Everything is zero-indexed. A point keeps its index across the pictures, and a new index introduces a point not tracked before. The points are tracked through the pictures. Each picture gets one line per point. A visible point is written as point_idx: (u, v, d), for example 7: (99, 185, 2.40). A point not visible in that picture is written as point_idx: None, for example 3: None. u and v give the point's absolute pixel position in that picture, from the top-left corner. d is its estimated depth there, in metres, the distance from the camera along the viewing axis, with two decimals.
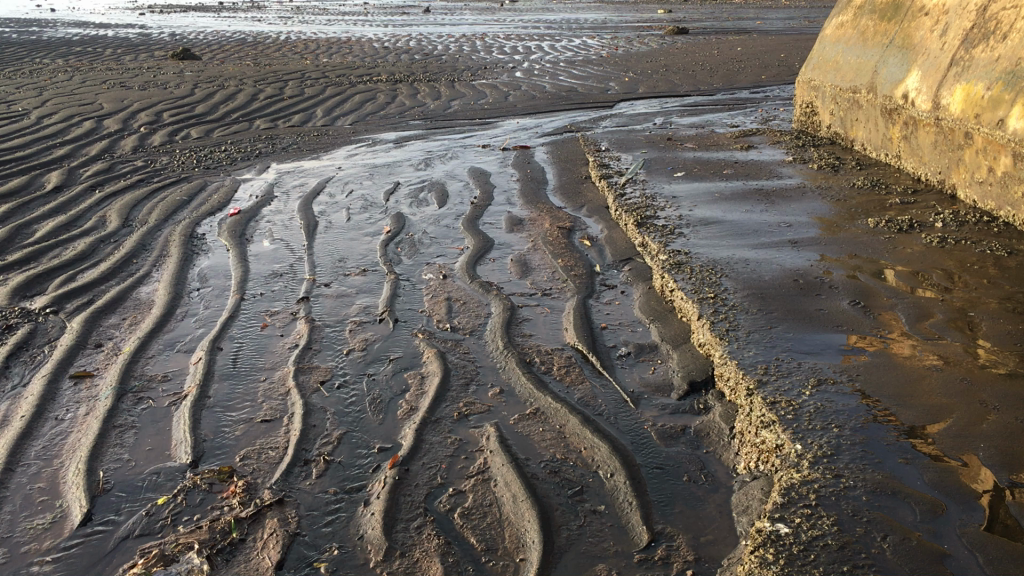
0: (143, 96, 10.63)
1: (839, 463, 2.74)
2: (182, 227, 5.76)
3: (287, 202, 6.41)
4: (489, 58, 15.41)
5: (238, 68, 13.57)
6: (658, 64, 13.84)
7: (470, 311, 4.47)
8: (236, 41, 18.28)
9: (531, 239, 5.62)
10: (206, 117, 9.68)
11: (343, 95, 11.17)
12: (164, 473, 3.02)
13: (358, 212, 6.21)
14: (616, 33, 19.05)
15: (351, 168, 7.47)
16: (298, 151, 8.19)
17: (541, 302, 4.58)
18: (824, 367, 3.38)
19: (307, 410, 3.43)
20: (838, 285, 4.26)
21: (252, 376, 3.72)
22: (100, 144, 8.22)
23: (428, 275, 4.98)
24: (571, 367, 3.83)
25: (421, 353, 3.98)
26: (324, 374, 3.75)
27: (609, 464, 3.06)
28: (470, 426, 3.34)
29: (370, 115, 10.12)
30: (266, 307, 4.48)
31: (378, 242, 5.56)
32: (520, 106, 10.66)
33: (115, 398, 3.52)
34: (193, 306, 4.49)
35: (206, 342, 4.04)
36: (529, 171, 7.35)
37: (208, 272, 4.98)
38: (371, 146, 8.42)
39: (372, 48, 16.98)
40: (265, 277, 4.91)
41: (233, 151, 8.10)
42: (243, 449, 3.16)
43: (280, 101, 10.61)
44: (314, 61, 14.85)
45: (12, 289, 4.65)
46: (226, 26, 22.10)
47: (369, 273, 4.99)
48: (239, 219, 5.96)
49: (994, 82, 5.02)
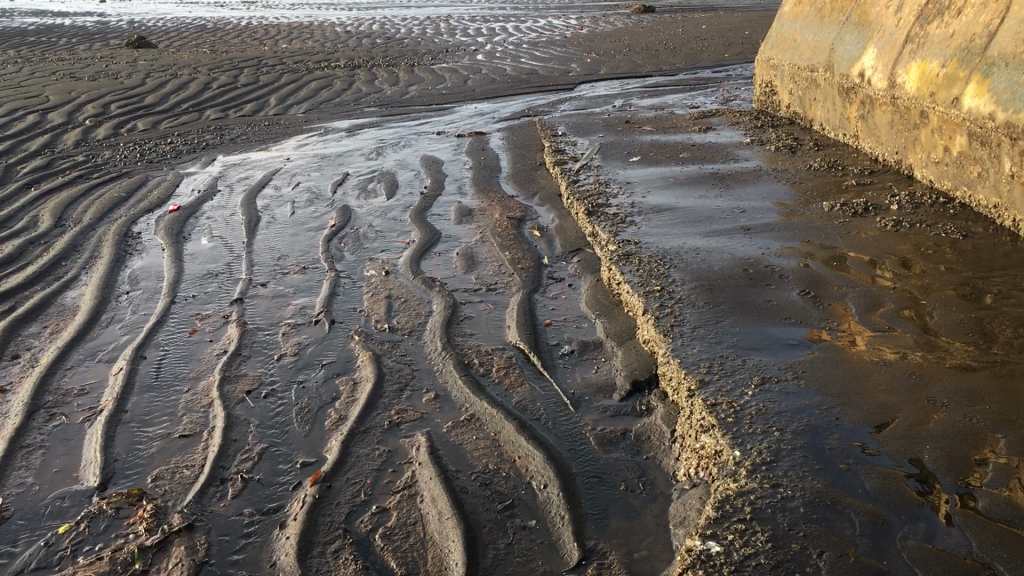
0: (92, 86, 10.34)
1: (778, 471, 2.59)
2: (117, 226, 5.54)
3: (231, 196, 6.20)
4: (452, 41, 15.17)
5: (192, 56, 13.29)
6: (622, 44, 13.66)
7: (410, 309, 4.29)
8: (194, 27, 17.91)
9: (479, 230, 5.45)
10: (155, 109, 9.40)
11: (298, 81, 10.92)
12: (70, 498, 2.84)
13: (303, 206, 6.00)
14: (583, 13, 18.79)
15: (300, 159, 7.26)
16: (247, 142, 7.96)
17: (484, 298, 4.41)
18: (768, 363, 3.24)
19: (228, 423, 3.24)
20: (788, 273, 4.12)
21: (174, 386, 3.53)
22: (41, 139, 7.93)
23: (371, 272, 4.80)
24: (510, 369, 3.66)
25: (355, 357, 3.80)
26: (251, 382, 3.56)
27: (543, 474, 2.91)
28: (400, 436, 3.18)
29: (325, 102, 9.88)
30: (196, 310, 4.28)
31: (322, 237, 5.37)
32: (479, 91, 10.45)
33: (25, 417, 3.32)
34: (119, 312, 4.28)
35: (129, 350, 3.84)
36: (482, 158, 7.18)
37: (140, 273, 4.78)
38: (323, 135, 8.20)
39: (334, 32, 16.68)
40: (199, 277, 4.71)
41: (179, 143, 7.85)
42: (157, 468, 2.98)
43: (233, 90, 10.35)
44: (273, 47, 14.54)
45: None
46: (187, 12, 21.64)
47: (309, 271, 4.80)
48: (178, 215, 5.74)
49: (949, 59, 4.89)
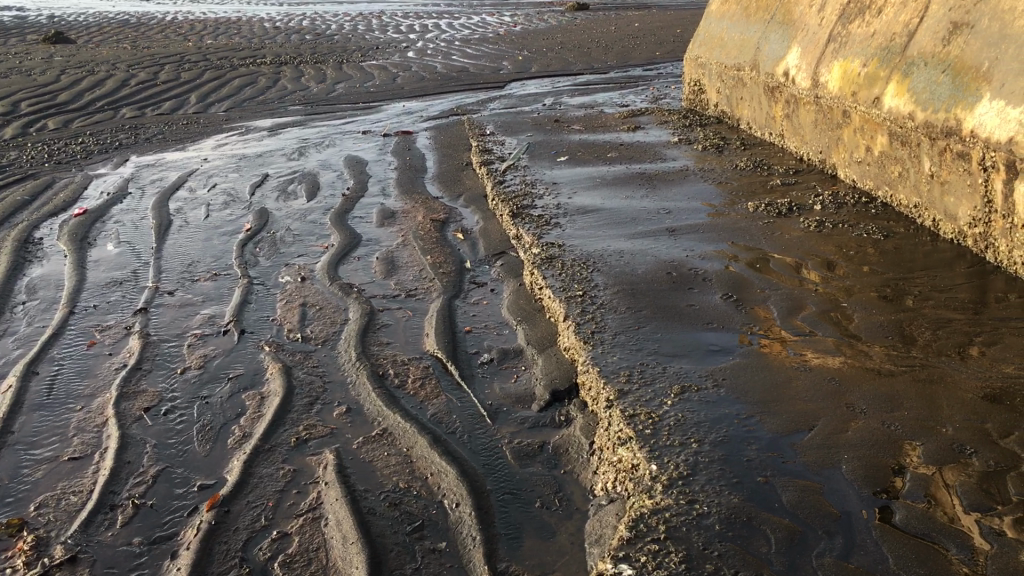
0: (2, 83, 9.90)
1: (695, 485, 2.50)
2: (18, 231, 5.26)
3: (142, 199, 5.94)
4: (383, 37, 14.93)
5: (112, 52, 12.85)
6: (554, 42, 13.58)
7: (325, 317, 4.12)
8: (117, 21, 17.37)
9: (401, 233, 5.30)
10: (69, 106, 9.03)
11: (222, 78, 10.60)
12: None
13: (218, 209, 5.77)
14: (516, 10, 18.67)
15: (218, 159, 7.01)
16: (163, 142, 7.68)
17: (403, 304, 4.26)
18: (689, 371, 3.15)
19: (123, 444, 3.05)
20: (712, 276, 4.06)
21: (66, 404, 3.32)
22: None
23: (286, 278, 4.62)
24: (427, 380, 3.52)
25: (264, 370, 3.62)
26: (150, 399, 3.37)
27: (456, 492, 2.78)
28: (307, 454, 3.02)
29: (248, 100, 9.61)
30: (97, 321, 4.05)
31: (236, 242, 5.16)
32: (408, 89, 10.27)
33: None
34: (13, 324, 4.03)
35: (20, 366, 3.61)
36: (408, 159, 7.02)
37: (38, 282, 4.52)
38: (244, 135, 7.95)
39: (262, 28, 16.30)
40: (102, 286, 4.47)
41: (92, 143, 7.53)
42: (41, 495, 2.79)
43: (152, 87, 10.02)
44: (198, 42, 14.16)
45: None
46: (110, 5, 21.02)
47: (221, 278, 4.60)
48: (84, 220, 5.48)
49: (870, 58, 4.89)
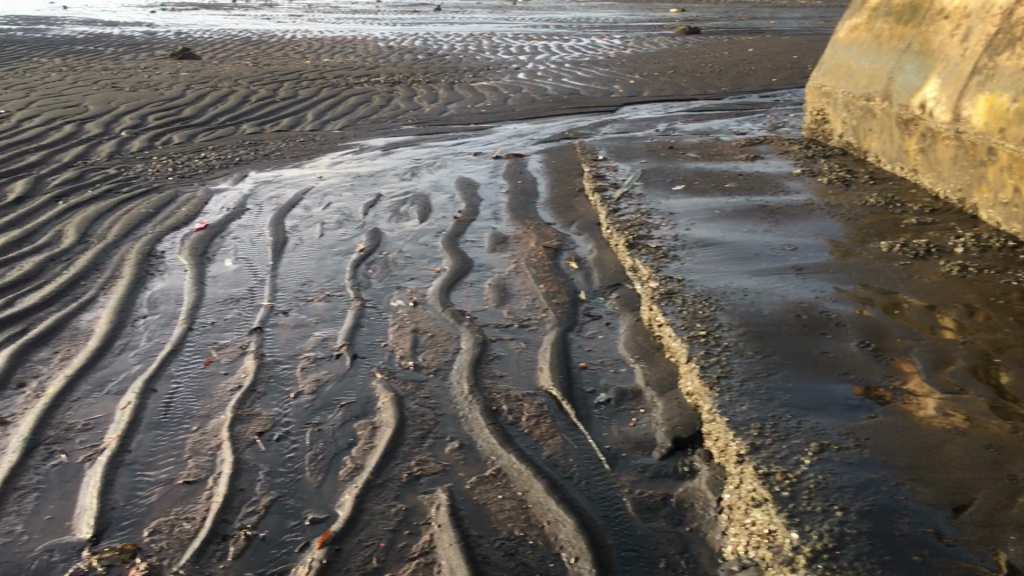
0: (131, 97, 10.25)
1: (842, 562, 2.33)
2: (142, 244, 5.37)
3: (259, 215, 6.01)
4: (494, 58, 14.99)
5: (234, 68, 13.20)
6: (666, 65, 13.39)
7: (437, 346, 4.04)
8: (240, 39, 17.92)
9: (513, 259, 5.20)
10: (192, 121, 9.28)
11: (337, 97, 10.76)
12: (59, 552, 2.62)
13: (332, 228, 5.79)
14: (627, 33, 18.52)
15: (333, 177, 7.07)
16: (280, 158, 7.79)
17: (516, 335, 4.15)
18: (827, 427, 2.94)
19: (236, 470, 3.02)
20: (846, 321, 3.82)
21: (182, 425, 3.31)
22: (75, 150, 7.80)
23: (398, 302, 4.56)
24: (541, 418, 3.40)
25: (376, 398, 3.55)
26: (263, 423, 3.33)
27: (574, 545, 2.64)
28: (419, 492, 2.93)
29: (363, 119, 9.71)
30: (214, 339, 4.06)
31: (349, 262, 5.15)
32: (519, 110, 10.23)
33: (23, 453, 3.09)
34: (133, 338, 4.07)
35: (139, 382, 3.63)
36: (520, 182, 6.94)
37: (159, 296, 4.57)
38: (358, 154, 8.01)
39: (377, 47, 16.58)
40: (219, 303, 4.50)
41: (213, 158, 7.69)
42: (155, 520, 2.76)
43: (271, 104, 10.23)
44: (316, 61, 14.45)
45: None
46: (234, 23, 21.73)
47: (334, 299, 4.58)
48: (204, 235, 5.56)
49: (1021, 93, 4.60)
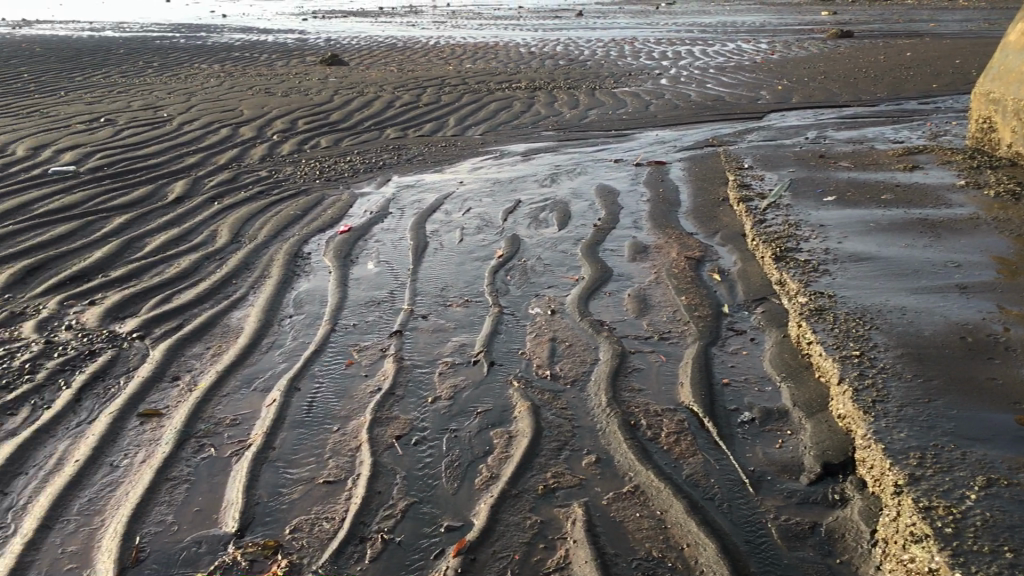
0: (284, 102, 10.66)
1: None
2: (290, 245, 5.54)
3: (401, 219, 6.11)
4: (637, 64, 14.84)
5: (381, 74, 13.55)
6: (816, 71, 12.93)
7: (575, 356, 3.98)
8: (387, 45, 18.41)
9: (654, 270, 5.09)
10: (340, 125, 9.55)
11: (480, 102, 10.87)
12: (205, 544, 2.70)
13: (472, 233, 5.82)
14: (774, 37, 18.00)
15: (473, 183, 7.12)
16: (423, 163, 7.91)
17: (656, 348, 4.05)
18: (996, 460, 2.72)
19: (374, 472, 3.05)
20: (1017, 346, 3.54)
21: (324, 425, 3.37)
22: (231, 152, 8.16)
23: (536, 310, 4.53)
24: (682, 435, 3.29)
25: (512, 407, 3.52)
26: (402, 427, 3.36)
27: (715, 571, 2.53)
28: (555, 505, 2.87)
29: (503, 124, 9.77)
30: (356, 341, 4.13)
31: (488, 268, 5.16)
32: (662, 117, 10.07)
33: (175, 445, 3.21)
34: (280, 336, 4.18)
35: (285, 380, 3.72)
36: (661, 190, 6.81)
37: (305, 297, 4.70)
38: (499, 159, 8.06)
39: (519, 53, 16.70)
40: (361, 305, 4.58)
41: (359, 162, 7.89)
42: (296, 518, 2.81)
43: (415, 109, 10.43)
44: (459, 67, 14.67)
45: (105, 309, 4.41)
46: (381, 30, 22.34)
47: (472, 305, 4.59)
48: (348, 237, 5.69)
49: None
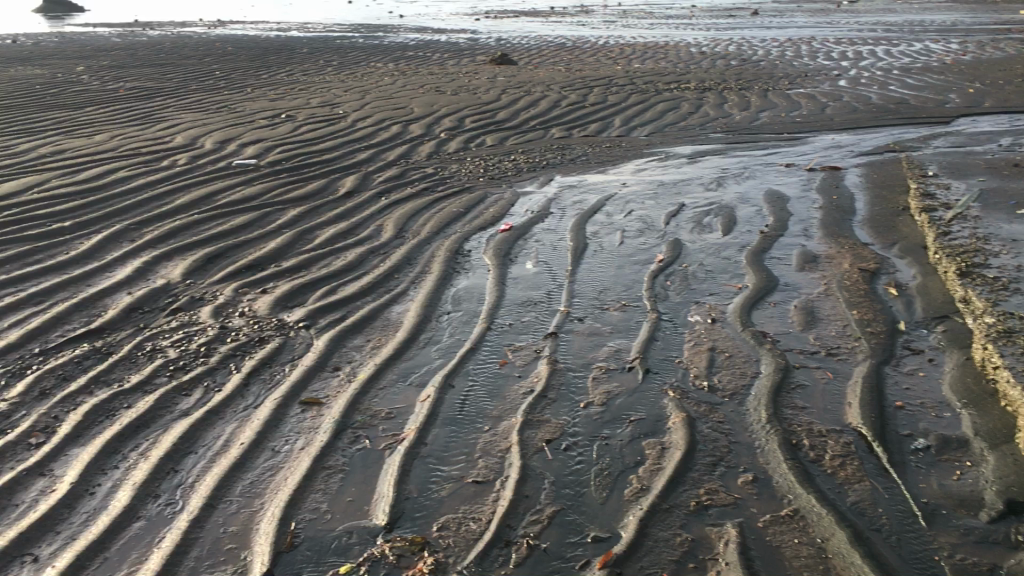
0: (453, 100, 10.87)
1: None
2: (452, 241, 5.61)
3: (562, 220, 6.08)
4: (813, 64, 14.27)
5: (548, 73, 13.60)
6: (1013, 73, 12.03)
7: (735, 368, 3.83)
8: (557, 45, 18.49)
9: (824, 281, 4.85)
10: (506, 124, 9.64)
11: (646, 103, 10.73)
12: (356, 535, 2.75)
13: (633, 236, 5.72)
14: (966, 37, 16.91)
15: (637, 184, 7.02)
16: (586, 163, 7.87)
17: (823, 364, 3.84)
18: None
19: (523, 476, 3.02)
20: None
21: (475, 423, 3.38)
22: (400, 149, 8.37)
23: (696, 317, 4.39)
24: (847, 459, 3.09)
25: (667, 417, 3.42)
26: (552, 431, 3.32)
27: None
28: (707, 523, 2.76)
29: (670, 126, 9.60)
30: (511, 341, 4.13)
31: (648, 272, 5.06)
32: (838, 120, 9.63)
33: (333, 435, 3.29)
34: (437, 332, 4.23)
35: (440, 377, 3.75)
36: (835, 197, 6.50)
37: (463, 294, 4.74)
38: (663, 161, 7.91)
39: (689, 52, 16.40)
40: (518, 305, 4.58)
41: (523, 161, 7.92)
42: (444, 516, 2.82)
43: (581, 109, 10.41)
44: (627, 66, 14.54)
45: (275, 298, 4.59)
46: (551, 30, 22.47)
47: (630, 309, 4.50)
48: (508, 236, 5.71)
49: None
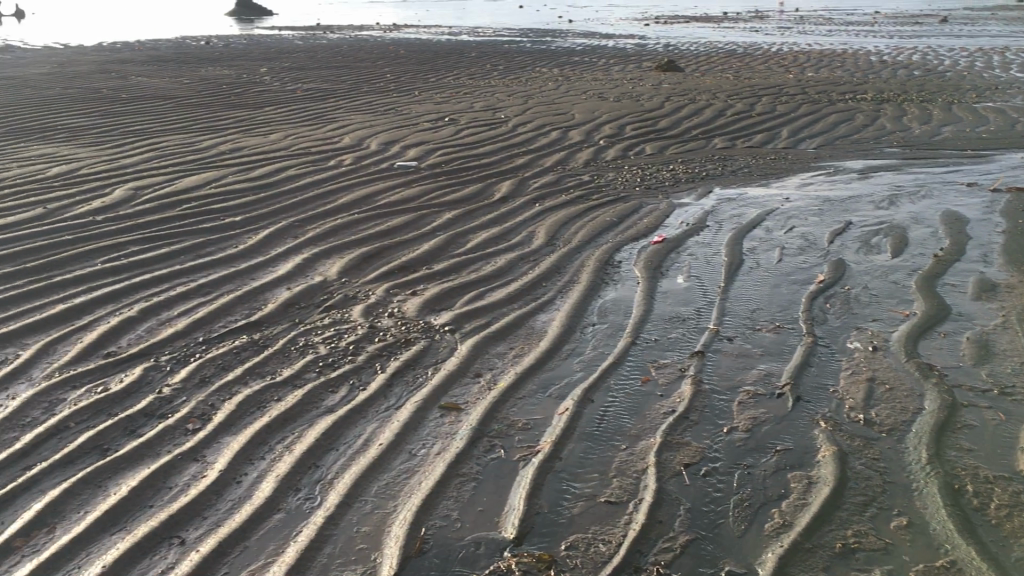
0: (615, 107, 10.78)
1: None
2: (603, 251, 5.54)
3: (718, 233, 5.91)
4: (1005, 76, 13.33)
5: (715, 81, 13.30)
6: None
7: (896, 401, 3.59)
8: (726, 52, 18.07)
9: (1002, 312, 4.49)
10: (668, 133, 9.48)
11: (817, 114, 10.31)
12: (484, 546, 2.73)
13: (793, 254, 5.49)
14: None
15: (800, 200, 6.73)
16: (749, 176, 7.62)
17: (995, 403, 3.54)
18: None
19: (657, 500, 2.93)
20: None
21: (613, 441, 3.30)
22: (558, 155, 8.37)
23: (855, 344, 4.16)
24: (1017, 511, 2.84)
25: (816, 449, 3.24)
26: (692, 455, 3.20)
27: None
28: (853, 569, 2.59)
29: (841, 138, 9.18)
30: (655, 357, 4.03)
31: (806, 293, 4.83)
32: None
33: (469, 442, 3.30)
34: (581, 344, 4.18)
35: (580, 390, 3.70)
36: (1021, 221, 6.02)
37: (610, 306, 4.67)
38: (831, 176, 7.56)
39: (868, 62, 15.66)
40: (666, 320, 4.47)
41: (682, 171, 7.76)
42: (573, 534, 2.76)
43: (747, 118, 10.10)
44: (800, 75, 14.02)
45: (424, 301, 4.66)
46: (722, 36, 21.99)
47: (784, 332, 4.31)
48: (661, 248, 5.60)
49: None
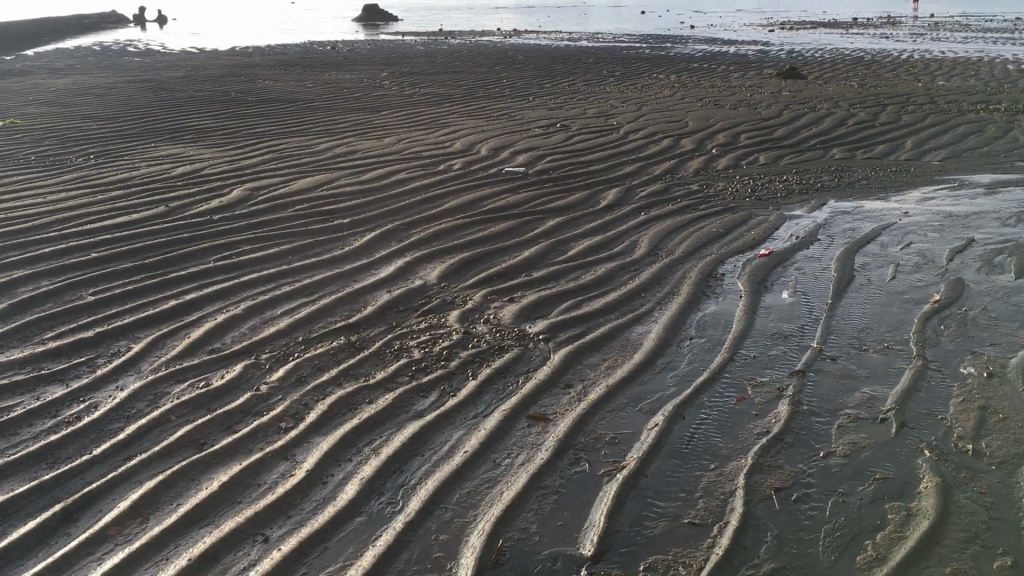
0: (730, 115, 10.56)
1: None
2: (707, 263, 5.43)
3: (829, 248, 5.70)
4: None
5: (838, 89, 12.87)
6: None
7: (1011, 432, 3.37)
8: (853, 58, 17.47)
9: None
10: (783, 142, 9.23)
11: (945, 124, 9.84)
12: (561, 562, 2.70)
13: (908, 271, 5.24)
14: None
15: (920, 214, 6.44)
16: (866, 188, 7.34)
17: None
18: None
19: (743, 525, 2.83)
20: None
21: (701, 460, 3.22)
22: (668, 163, 8.25)
23: (969, 369, 3.93)
24: None
25: (917, 479, 3.07)
26: (783, 479, 3.09)
27: None
28: None
29: (970, 151, 8.73)
30: (753, 375, 3.91)
31: (919, 313, 4.61)
32: None
33: (554, 454, 3.27)
34: (676, 358, 4.10)
35: (671, 406, 3.62)
36: None
37: (710, 319, 4.56)
38: (956, 190, 7.20)
39: (1005, 70, 14.88)
40: (767, 336, 4.33)
41: (796, 182, 7.53)
42: (653, 556, 2.70)
43: (869, 128, 9.74)
44: (930, 84, 13.43)
45: (521, 308, 4.66)
46: (850, 43, 21.28)
47: (892, 353, 4.12)
48: (767, 262, 5.44)
49: None
